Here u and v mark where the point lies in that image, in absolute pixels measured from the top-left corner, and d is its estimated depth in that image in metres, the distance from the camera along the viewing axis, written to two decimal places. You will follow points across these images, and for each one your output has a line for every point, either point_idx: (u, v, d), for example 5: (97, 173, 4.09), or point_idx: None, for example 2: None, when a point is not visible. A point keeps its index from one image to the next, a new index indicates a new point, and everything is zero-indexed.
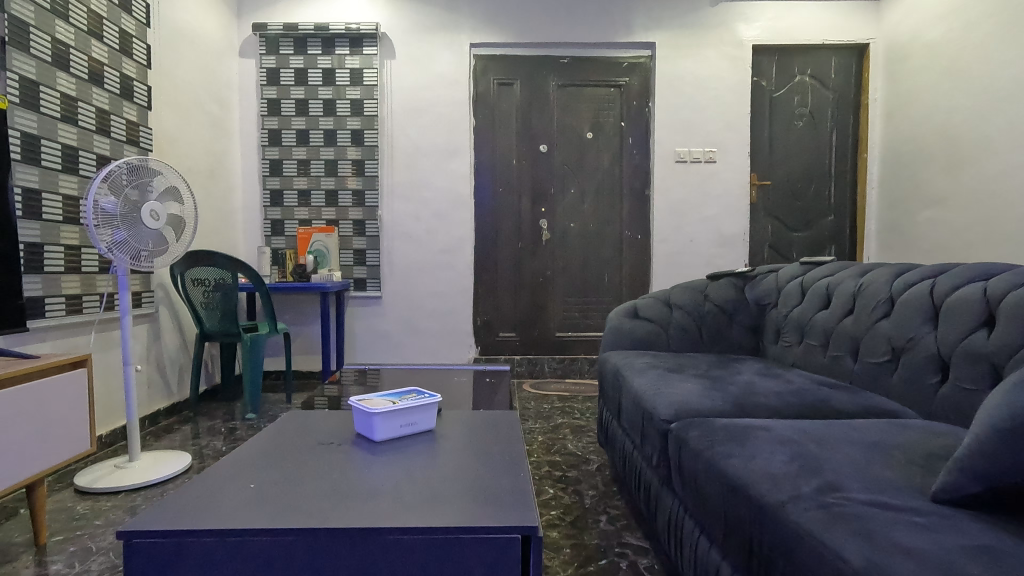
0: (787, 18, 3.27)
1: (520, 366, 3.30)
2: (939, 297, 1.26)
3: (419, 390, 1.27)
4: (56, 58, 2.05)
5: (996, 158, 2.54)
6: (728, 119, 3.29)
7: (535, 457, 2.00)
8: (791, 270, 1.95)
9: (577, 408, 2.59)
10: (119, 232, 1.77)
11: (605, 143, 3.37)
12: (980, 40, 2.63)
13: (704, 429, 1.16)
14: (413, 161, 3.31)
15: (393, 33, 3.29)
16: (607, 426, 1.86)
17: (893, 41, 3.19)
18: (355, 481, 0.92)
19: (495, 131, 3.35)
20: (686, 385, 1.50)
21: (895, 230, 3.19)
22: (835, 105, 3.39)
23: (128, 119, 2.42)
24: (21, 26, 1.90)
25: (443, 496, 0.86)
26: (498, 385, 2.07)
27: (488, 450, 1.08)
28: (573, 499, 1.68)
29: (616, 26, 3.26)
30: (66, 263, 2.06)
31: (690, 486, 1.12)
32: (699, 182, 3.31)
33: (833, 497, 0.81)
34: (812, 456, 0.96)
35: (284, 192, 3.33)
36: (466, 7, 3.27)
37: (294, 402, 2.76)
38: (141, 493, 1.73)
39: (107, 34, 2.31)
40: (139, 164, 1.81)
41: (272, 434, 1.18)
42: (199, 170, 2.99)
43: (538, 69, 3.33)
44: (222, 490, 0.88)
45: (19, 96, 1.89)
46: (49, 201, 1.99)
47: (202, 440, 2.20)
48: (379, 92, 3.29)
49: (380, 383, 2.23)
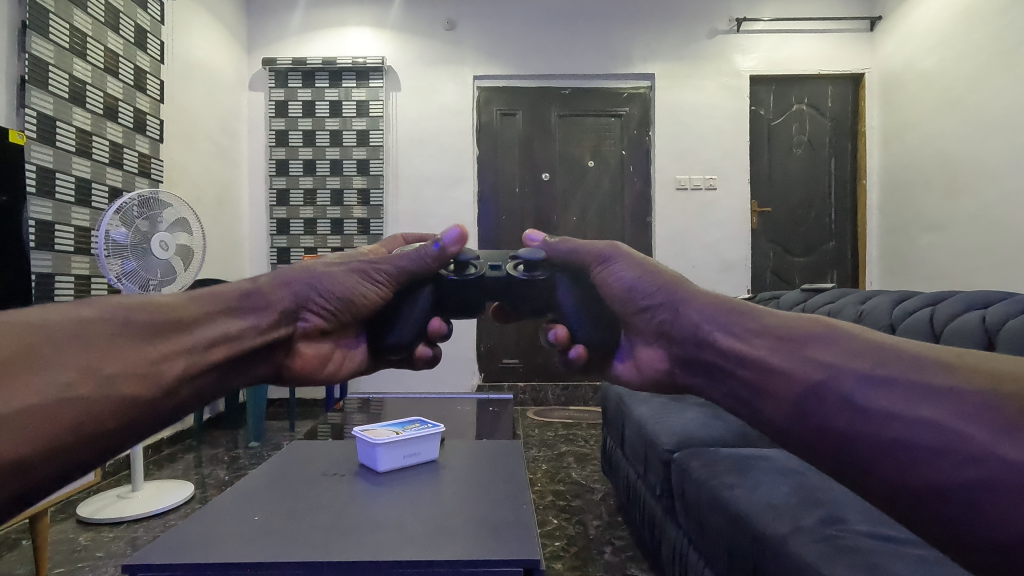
0: (782, 49, 3.35)
1: (524, 394, 3.26)
2: (939, 325, 1.23)
3: (423, 422, 1.31)
4: (73, 95, 2.13)
5: (994, 186, 2.56)
6: (727, 147, 3.35)
7: (540, 486, 1.99)
8: (791, 296, 1.93)
9: (581, 436, 2.59)
10: (129, 262, 1.80)
11: (607, 170, 3.41)
12: (974, 70, 2.68)
13: (705, 459, 1.17)
14: (418, 190, 3.38)
15: (399, 67, 3.38)
16: (611, 454, 1.85)
17: (888, 70, 3.26)
18: (358, 512, 0.93)
19: (498, 160, 3.40)
20: (688, 414, 1.50)
21: (897, 255, 3.21)
22: (833, 133, 3.44)
23: (140, 151, 2.48)
24: (41, 65, 1.99)
25: (446, 527, 0.86)
26: (502, 413, 2.07)
27: (492, 480, 1.09)
28: (577, 529, 1.67)
29: (615, 58, 3.34)
30: (76, 293, 2.09)
31: (692, 517, 1.12)
32: (699, 209, 3.35)
33: (834, 531, 0.82)
34: (815, 489, 0.98)
35: (291, 221, 3.38)
36: (469, 41, 3.36)
37: (297, 430, 2.76)
38: (143, 524, 1.73)
39: (122, 71, 2.38)
40: (150, 197, 1.85)
41: (276, 464, 1.19)
42: (207, 199, 3.05)
43: (540, 99, 3.39)
44: (224, 522, 0.89)
45: (36, 132, 1.96)
46: (61, 233, 2.04)
47: (205, 469, 2.20)
48: (385, 122, 3.37)
49: (383, 412, 2.23)
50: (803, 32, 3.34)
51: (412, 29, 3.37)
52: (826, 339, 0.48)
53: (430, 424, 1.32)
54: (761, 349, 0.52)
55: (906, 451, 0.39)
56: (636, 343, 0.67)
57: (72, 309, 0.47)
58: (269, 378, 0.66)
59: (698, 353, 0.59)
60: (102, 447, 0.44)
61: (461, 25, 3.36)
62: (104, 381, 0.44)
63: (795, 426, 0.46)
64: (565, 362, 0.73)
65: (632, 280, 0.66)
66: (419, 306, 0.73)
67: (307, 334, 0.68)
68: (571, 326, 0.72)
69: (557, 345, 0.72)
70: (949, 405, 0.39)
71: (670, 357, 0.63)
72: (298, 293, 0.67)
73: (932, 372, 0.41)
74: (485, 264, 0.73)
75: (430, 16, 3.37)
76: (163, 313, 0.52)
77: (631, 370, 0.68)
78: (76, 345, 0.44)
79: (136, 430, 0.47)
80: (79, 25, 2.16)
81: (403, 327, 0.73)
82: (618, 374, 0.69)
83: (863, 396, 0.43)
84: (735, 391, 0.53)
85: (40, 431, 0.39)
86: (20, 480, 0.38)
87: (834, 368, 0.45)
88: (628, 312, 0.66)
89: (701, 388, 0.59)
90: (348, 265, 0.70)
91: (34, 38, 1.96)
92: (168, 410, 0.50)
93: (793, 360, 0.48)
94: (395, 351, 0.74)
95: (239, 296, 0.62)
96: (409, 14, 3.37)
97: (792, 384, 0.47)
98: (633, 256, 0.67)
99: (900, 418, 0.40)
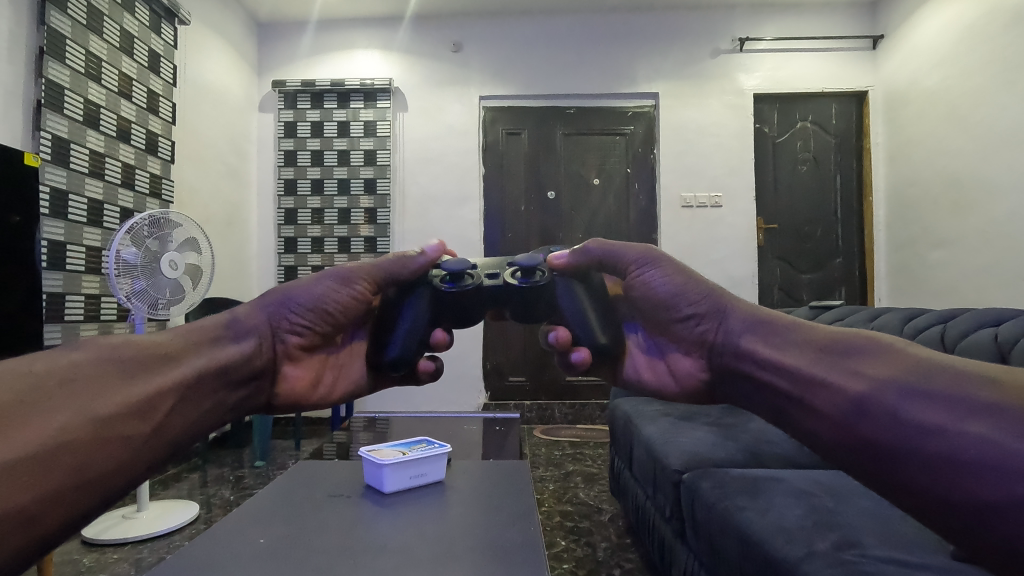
0: (786, 68, 3.37)
1: (530, 412, 3.23)
2: (950, 343, 1.21)
3: (430, 443, 1.30)
4: (88, 118, 2.18)
5: (1002, 202, 2.55)
6: (733, 164, 3.36)
7: (547, 507, 1.96)
8: (799, 313, 1.91)
9: (589, 456, 2.57)
10: (139, 282, 1.82)
11: (612, 188, 3.42)
12: (979, 87, 2.68)
13: (715, 480, 1.16)
14: (425, 209, 3.41)
15: (405, 88, 3.43)
16: (619, 475, 1.84)
17: (891, 88, 3.28)
18: (365, 534, 0.92)
19: (504, 177, 3.42)
20: (697, 433, 1.49)
21: (906, 272, 3.19)
22: (838, 150, 3.45)
23: (151, 172, 2.52)
24: (56, 89, 2.04)
25: (454, 548, 0.86)
26: (509, 433, 2.06)
27: (499, 501, 1.07)
28: (586, 551, 1.64)
29: (621, 78, 3.38)
30: (86, 312, 2.11)
31: (704, 540, 1.10)
32: (705, 226, 3.36)
33: (849, 554, 0.81)
34: (829, 511, 0.96)
35: (298, 240, 3.42)
36: (476, 63, 3.41)
37: (303, 450, 2.75)
38: (147, 545, 1.71)
39: (136, 94, 2.43)
40: (161, 217, 1.87)
41: (286, 484, 1.19)
42: (217, 219, 3.08)
43: (546, 119, 3.42)
44: (232, 542, 0.89)
45: (50, 153, 2.01)
46: (73, 253, 2.07)
47: (210, 489, 2.19)
48: (391, 142, 3.41)
49: (389, 431, 2.22)
50: (806, 51, 3.37)
51: (419, 52, 3.43)
52: (864, 351, 0.49)
53: (437, 443, 1.31)
54: (802, 360, 0.53)
55: (951, 465, 0.38)
56: (670, 349, 0.70)
57: (61, 354, 0.47)
58: (259, 408, 0.66)
59: (736, 364, 0.61)
60: (104, 488, 0.43)
61: (468, 48, 3.42)
62: (98, 421, 0.44)
63: (839, 438, 0.46)
64: (565, 365, 0.70)
65: (675, 289, 0.67)
66: (418, 319, 0.71)
67: (292, 357, 0.69)
68: (574, 328, 0.69)
69: (557, 347, 0.70)
70: (992, 421, 0.37)
71: (710, 366, 0.66)
72: (273, 315, 0.68)
73: (976, 386, 0.40)
74: (482, 272, 0.72)
75: (438, 38, 3.43)
76: (149, 349, 0.52)
77: (663, 374, 0.70)
78: (68, 389, 0.44)
79: (140, 469, 0.47)
80: (95, 50, 2.22)
81: (402, 342, 0.70)
82: (642, 376, 0.71)
83: (906, 409, 0.42)
84: (776, 400, 0.54)
85: (40, 476, 0.39)
86: (25, 531, 0.37)
87: (877, 382, 0.45)
88: (669, 320, 0.68)
89: (740, 396, 0.61)
90: (325, 277, 0.71)
91: (52, 63, 2.01)
92: (164, 447, 0.50)
93: (834, 371, 0.49)
94: (395, 368, 0.72)
95: (222, 324, 0.62)
96: (418, 37, 3.44)
97: (833, 397, 0.48)
98: (670, 262, 0.68)
99: (945, 432, 0.39)
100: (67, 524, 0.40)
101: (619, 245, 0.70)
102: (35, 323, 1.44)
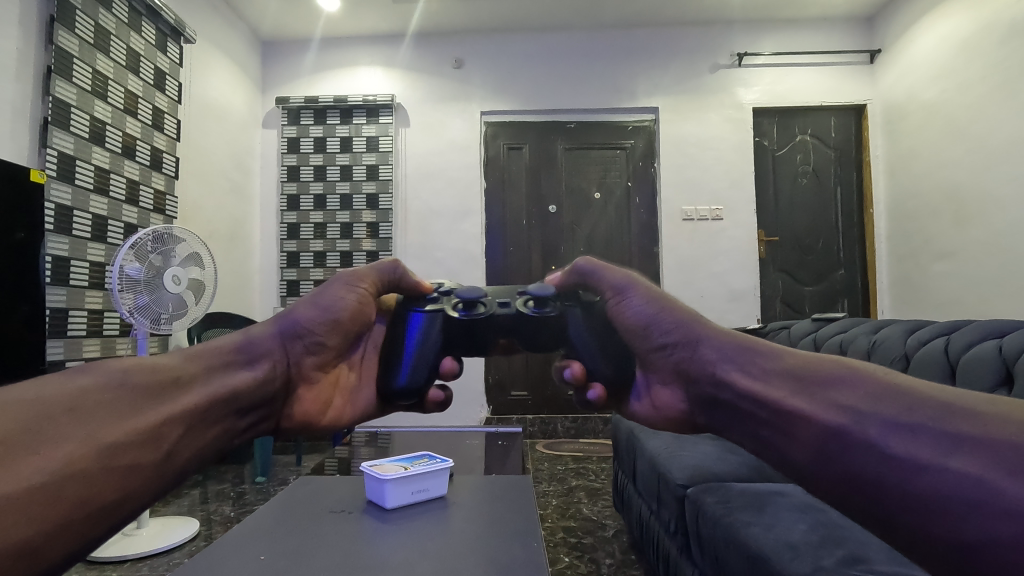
0: (785, 81, 3.40)
1: (533, 426, 3.21)
2: (954, 355, 1.20)
3: (432, 458, 1.30)
4: (93, 134, 2.20)
5: (1004, 214, 2.54)
6: (734, 178, 3.37)
7: (549, 523, 1.94)
8: (802, 326, 1.90)
9: (592, 470, 2.55)
10: (142, 296, 1.82)
11: (613, 201, 3.43)
12: (977, 100, 2.70)
13: (720, 494, 1.15)
14: (426, 223, 3.42)
15: (406, 105, 3.46)
16: (622, 489, 1.82)
17: (889, 101, 3.31)
18: (365, 551, 0.92)
19: (506, 191, 3.44)
20: (701, 447, 1.48)
21: (907, 283, 3.20)
22: (838, 163, 3.46)
23: (156, 188, 2.54)
24: (63, 106, 2.06)
25: (455, 564, 0.85)
26: (511, 448, 2.05)
27: (501, 517, 1.06)
28: (590, 567, 1.62)
29: (621, 93, 3.41)
30: (88, 327, 2.11)
31: (708, 556, 1.09)
32: (706, 239, 3.37)
33: (857, 570, 0.80)
34: (835, 527, 0.95)
35: (301, 254, 3.43)
36: (477, 79, 3.45)
37: (304, 465, 2.73)
38: (146, 563, 1.70)
39: (141, 111, 2.46)
40: (165, 233, 1.87)
41: (284, 501, 1.18)
42: (219, 234, 3.09)
43: (548, 133, 3.45)
44: (231, 560, 0.88)
45: (56, 170, 2.03)
46: (77, 268, 2.08)
47: (211, 505, 2.17)
48: (394, 157, 3.44)
49: (392, 446, 2.22)
50: (804, 65, 3.40)
51: (422, 68, 3.48)
52: (846, 381, 0.48)
53: (439, 458, 1.31)
54: (781, 391, 0.51)
55: (935, 502, 0.38)
56: (653, 380, 0.66)
57: (71, 379, 0.47)
58: (269, 432, 0.65)
59: (715, 393, 0.58)
60: (106, 520, 0.43)
61: (469, 64, 3.46)
62: (104, 451, 0.44)
63: (820, 471, 0.46)
64: (583, 403, 0.68)
65: (649, 315, 0.64)
66: (430, 346, 0.70)
67: (307, 378, 0.68)
68: (586, 361, 0.68)
69: (573, 383, 0.69)
70: (979, 456, 0.38)
71: (688, 397, 0.62)
72: (286, 335, 0.67)
73: (961, 419, 0.40)
74: (494, 301, 0.74)
75: (439, 55, 3.48)
76: (161, 374, 0.52)
77: (650, 408, 0.65)
78: (73, 418, 0.44)
79: (143, 498, 0.46)
80: (102, 69, 2.25)
81: (415, 370, 0.69)
82: (635, 411, 0.66)
83: (889, 442, 0.42)
84: (757, 431, 0.53)
85: (38, 512, 0.38)
86: (27, 565, 0.37)
87: (858, 413, 0.45)
88: (646, 349, 0.65)
89: (723, 428, 0.58)
90: (332, 285, 0.72)
91: (58, 82, 2.04)
92: (169, 477, 0.49)
93: (812, 402, 0.48)
94: (406, 397, 0.70)
95: (235, 348, 0.62)
96: (420, 53, 3.49)
97: (813, 428, 0.47)
98: (647, 289, 0.66)
99: (930, 468, 0.39)
100: (71, 555, 0.40)
101: (605, 265, 0.71)
102: (38, 340, 1.44)
